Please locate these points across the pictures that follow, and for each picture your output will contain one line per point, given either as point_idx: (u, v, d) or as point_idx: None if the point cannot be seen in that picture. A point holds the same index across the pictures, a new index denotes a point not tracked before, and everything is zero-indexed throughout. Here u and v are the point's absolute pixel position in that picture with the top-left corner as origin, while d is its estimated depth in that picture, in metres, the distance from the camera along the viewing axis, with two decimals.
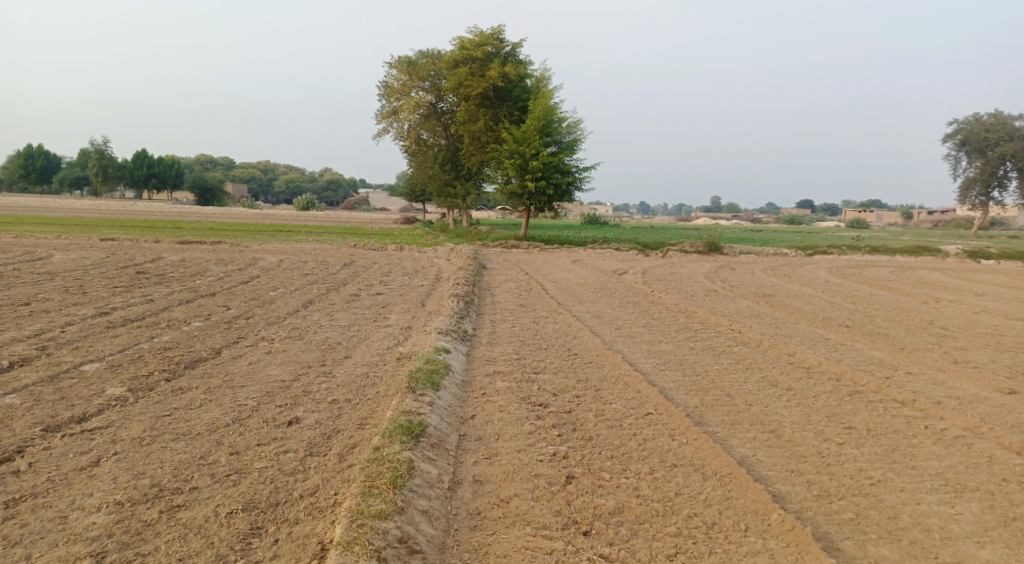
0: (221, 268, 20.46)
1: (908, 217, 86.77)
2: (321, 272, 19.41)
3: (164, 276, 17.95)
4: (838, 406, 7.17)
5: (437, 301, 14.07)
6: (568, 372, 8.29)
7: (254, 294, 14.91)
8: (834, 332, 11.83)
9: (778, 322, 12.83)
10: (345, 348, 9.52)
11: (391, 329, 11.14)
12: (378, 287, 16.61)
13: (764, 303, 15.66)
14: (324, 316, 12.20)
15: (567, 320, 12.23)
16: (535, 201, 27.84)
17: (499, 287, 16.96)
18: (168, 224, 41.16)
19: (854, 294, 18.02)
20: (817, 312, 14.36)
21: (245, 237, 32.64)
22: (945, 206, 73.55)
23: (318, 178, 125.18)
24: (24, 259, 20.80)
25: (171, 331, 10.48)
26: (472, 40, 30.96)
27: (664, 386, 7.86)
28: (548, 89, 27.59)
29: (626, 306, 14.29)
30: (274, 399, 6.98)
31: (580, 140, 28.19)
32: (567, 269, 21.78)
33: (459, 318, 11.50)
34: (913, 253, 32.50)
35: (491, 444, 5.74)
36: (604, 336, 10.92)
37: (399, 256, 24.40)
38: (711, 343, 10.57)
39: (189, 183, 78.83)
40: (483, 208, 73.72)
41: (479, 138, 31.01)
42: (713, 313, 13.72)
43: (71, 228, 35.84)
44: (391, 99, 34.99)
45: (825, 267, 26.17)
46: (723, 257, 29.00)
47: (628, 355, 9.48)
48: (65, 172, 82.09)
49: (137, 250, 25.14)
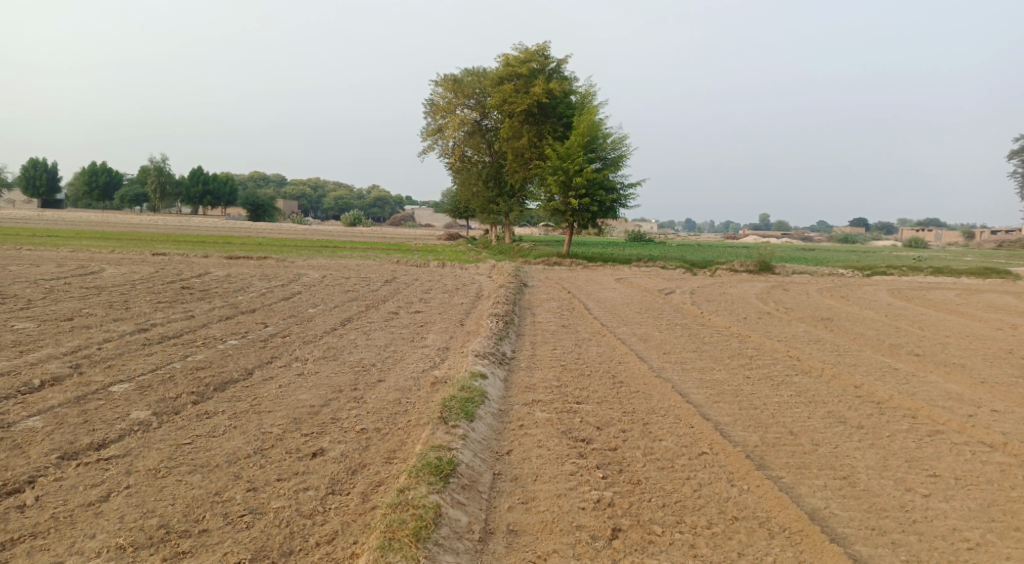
0: (265, 283, 20.41)
1: (969, 237, 83.75)
2: (363, 289, 19.18)
3: (208, 292, 17.91)
4: (915, 450, 6.49)
5: (477, 320, 13.63)
6: (613, 402, 7.73)
7: (293, 311, 14.69)
8: (902, 361, 11.08)
9: (839, 349, 12.09)
10: (379, 371, 9.14)
11: (428, 350, 10.74)
12: (418, 304, 16.26)
13: (822, 327, 14.88)
14: (361, 335, 11.87)
15: (612, 343, 11.69)
16: (579, 218, 27.33)
17: (541, 306, 16.50)
18: (218, 239, 41.74)
19: (918, 318, 17.09)
20: (880, 338, 13.54)
21: (291, 252, 32.76)
22: (1008, 227, 70.60)
23: (366, 195, 126.81)
24: (75, 273, 21.07)
25: (206, 350, 10.22)
26: (516, 56, 30.80)
27: (719, 420, 7.26)
28: (593, 105, 27.12)
29: (674, 328, 13.67)
30: (301, 426, 6.59)
31: (626, 156, 27.62)
32: (612, 288, 21.17)
33: (498, 339, 11.04)
34: (979, 275, 31.04)
35: (528, 486, 5.27)
36: (651, 361, 10.35)
37: (441, 273, 24.12)
38: (767, 372, 9.92)
39: (242, 199, 80.50)
40: (527, 225, 73.49)
41: (523, 154, 30.70)
42: (768, 338, 13.02)
43: (124, 242, 36.59)
44: (436, 117, 35.09)
45: (885, 289, 25.04)
46: (776, 277, 28.05)
47: (677, 384, 8.90)
48: (125, 189, 84.81)
49: (184, 265, 25.41)
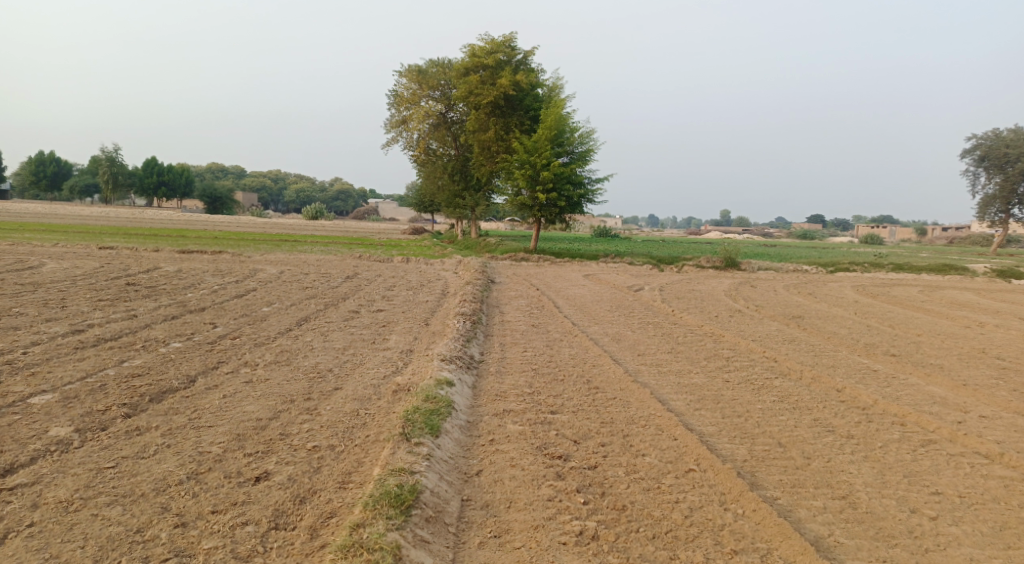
0: (217, 279, 19.43)
1: (921, 233, 85.57)
2: (321, 286, 18.34)
3: (156, 289, 16.92)
4: (913, 463, 6.02)
5: (442, 319, 12.97)
6: (589, 412, 7.15)
7: (246, 310, 13.83)
8: (881, 362, 10.70)
9: (815, 348, 11.71)
10: (335, 377, 8.42)
11: (389, 353, 10.03)
12: (380, 303, 15.50)
13: (795, 326, 14.49)
14: (318, 337, 11.10)
15: (584, 344, 11.10)
16: (546, 213, 26.77)
17: (508, 304, 15.88)
18: (173, 232, 40.34)
19: (889, 316, 16.85)
20: (854, 337, 13.18)
21: (247, 247, 31.68)
22: (959, 227, 72.02)
23: (328, 188, 124.66)
24: (13, 268, 19.84)
25: (145, 355, 9.38)
26: (482, 47, 30.06)
27: (703, 431, 6.71)
28: (560, 98, 26.53)
29: (647, 328, 13.14)
30: (244, 445, 5.89)
31: (593, 150, 27.12)
32: (580, 284, 20.62)
33: (464, 341, 10.38)
34: (940, 271, 31.20)
35: (501, 516, 4.70)
36: (626, 364, 9.79)
37: (404, 268, 23.38)
38: (747, 375, 9.42)
39: (199, 191, 78.30)
40: (492, 220, 72.73)
41: (489, 148, 30.01)
42: (742, 338, 12.59)
43: (73, 236, 35.03)
44: (400, 108, 34.20)
45: (850, 286, 24.93)
46: (742, 273, 27.84)
47: (655, 390, 8.35)
48: (76, 180, 81.90)
49: (133, 259, 24.22)
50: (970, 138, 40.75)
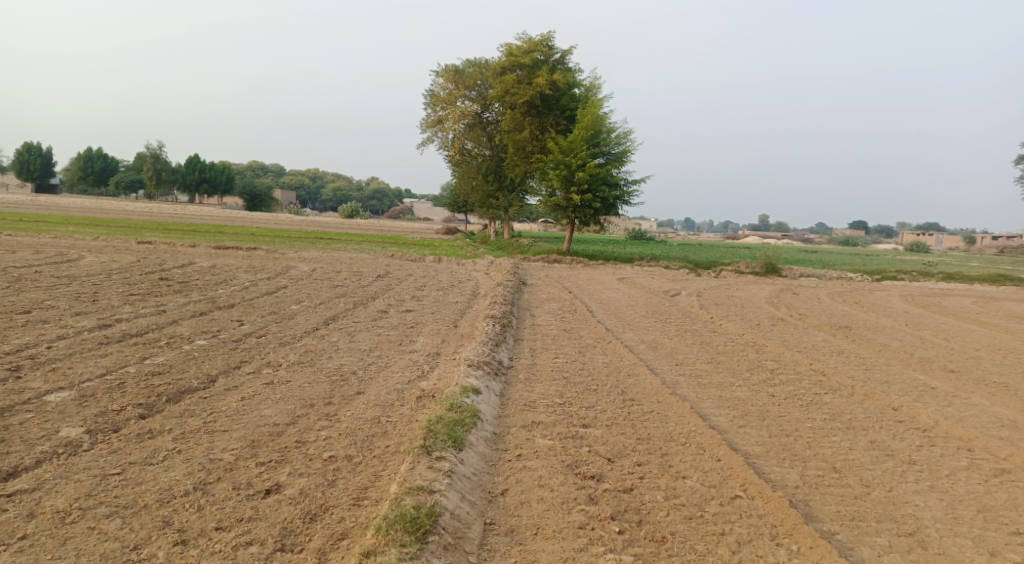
0: (249, 276, 19.32)
1: (969, 242, 83.16)
2: (352, 285, 18.11)
3: (187, 284, 16.83)
4: (985, 497, 5.49)
5: (472, 322, 12.61)
6: (624, 426, 6.71)
7: (274, 308, 13.61)
8: (938, 379, 10.07)
9: (865, 362, 11.11)
10: (359, 381, 8.07)
11: (416, 356, 9.67)
12: (409, 303, 15.18)
13: (842, 337, 13.82)
14: (344, 337, 10.79)
15: (619, 351, 10.63)
16: (581, 214, 26.29)
17: (541, 307, 15.48)
18: (210, 228, 40.72)
19: (941, 328, 16.08)
20: (906, 350, 12.49)
21: (282, 244, 31.71)
22: (1009, 237, 69.67)
23: (365, 187, 125.49)
24: (51, 260, 20.01)
25: (167, 352, 9.13)
26: (519, 46, 29.70)
27: (748, 453, 6.23)
28: (597, 98, 26.04)
29: (684, 335, 12.62)
30: (257, 453, 5.56)
31: (630, 151, 26.57)
32: (616, 288, 20.12)
33: (494, 345, 10.00)
34: (993, 282, 30.01)
35: (528, 546, 4.33)
36: (663, 374, 9.30)
37: (437, 268, 23.10)
38: (793, 390, 8.87)
39: (239, 188, 79.27)
40: (527, 221, 72.38)
41: (524, 148, 29.61)
42: (786, 348, 12.02)
43: (113, 229, 35.43)
44: (436, 108, 33.99)
45: (897, 295, 24.03)
46: (784, 280, 27.05)
47: (694, 403, 7.86)
48: (121, 175, 83.55)
49: (168, 254, 24.29)
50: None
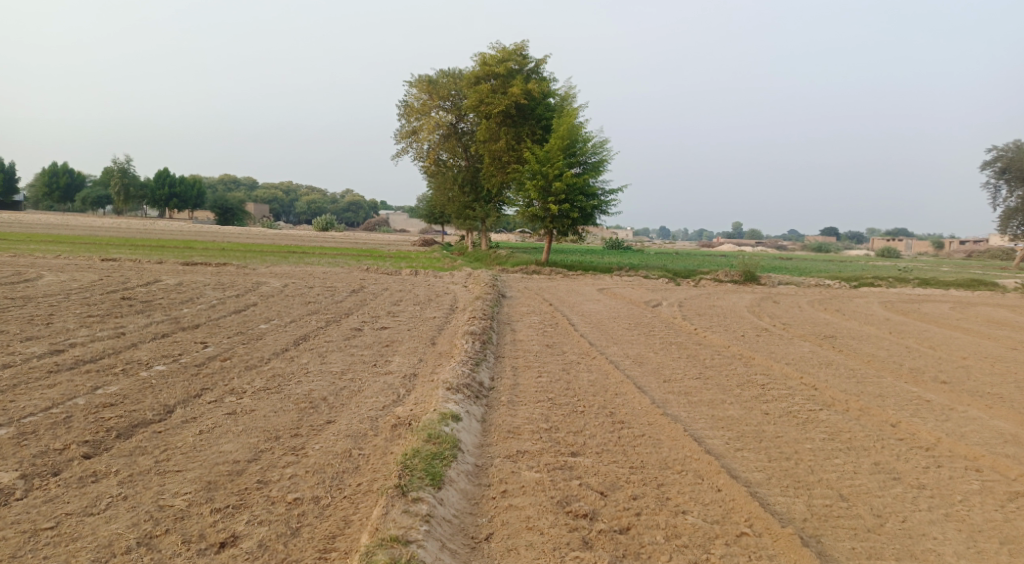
0: (217, 293, 18.63)
1: (939, 246, 84.25)
2: (325, 301, 17.50)
3: (151, 303, 16.14)
4: (1004, 527, 5.12)
5: (449, 339, 12.09)
6: (615, 453, 6.27)
7: (242, 328, 12.98)
8: (933, 391, 9.76)
9: (856, 374, 10.78)
10: (329, 409, 7.52)
11: (390, 378, 9.14)
12: (384, 319, 14.63)
13: (829, 347, 13.51)
14: (314, 359, 10.22)
15: (604, 368, 10.18)
16: (558, 224, 25.90)
17: (520, 321, 15.01)
18: (179, 244, 39.62)
19: (926, 336, 15.86)
20: (895, 360, 12.18)
21: (253, 258, 30.96)
22: (977, 241, 70.73)
23: (340, 200, 124.40)
24: (7, 281, 19.15)
25: (122, 380, 8.50)
26: (494, 56, 29.31)
27: (749, 481, 5.81)
28: (573, 107, 25.71)
29: (669, 348, 12.23)
30: (213, 497, 5.02)
31: (607, 161, 26.25)
32: (595, 299, 19.71)
33: (474, 364, 9.50)
34: (969, 286, 30.09)
35: None
36: (651, 392, 8.86)
37: (412, 282, 22.56)
38: (787, 407, 8.47)
39: (210, 203, 77.97)
40: (503, 232, 71.92)
41: (500, 158, 29.19)
42: (774, 360, 11.65)
43: (78, 247, 34.36)
44: (410, 119, 33.50)
45: (877, 302, 23.90)
46: (763, 288, 26.85)
47: (687, 425, 7.42)
48: (88, 191, 81.84)
49: (133, 272, 23.48)
50: (994, 149, 39.61)
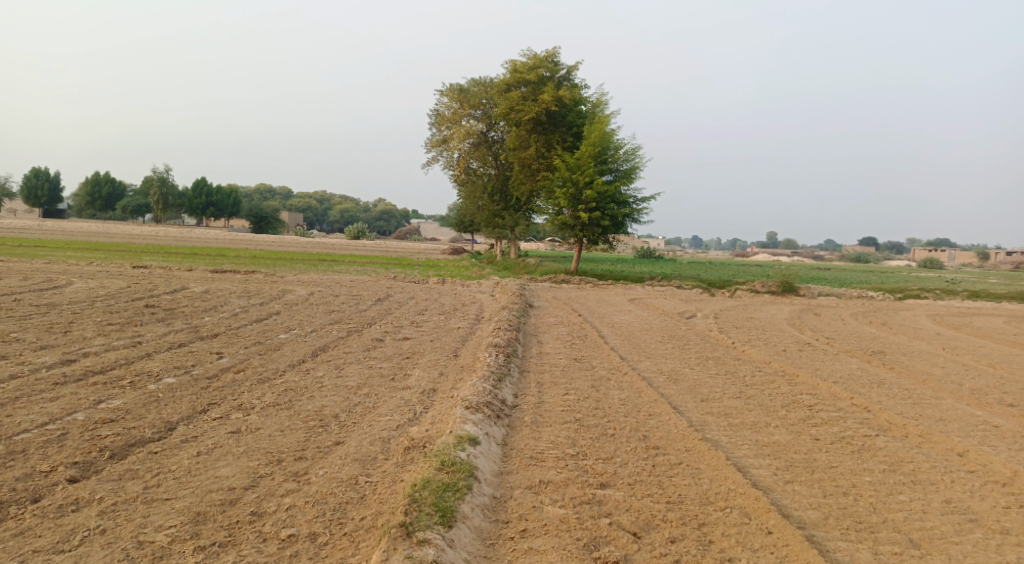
0: (241, 301, 18.31)
1: (984, 258, 81.70)
2: (349, 310, 17.06)
3: (173, 311, 15.83)
4: None
5: (473, 351, 11.52)
6: (649, 486, 5.66)
7: (260, 337, 12.53)
8: (998, 415, 8.96)
9: (911, 394, 10.01)
10: (339, 428, 6.98)
11: (408, 394, 8.57)
12: (407, 330, 14.10)
13: (878, 364, 12.66)
14: (330, 372, 9.71)
15: (636, 385, 9.52)
16: (589, 233, 25.26)
17: (548, 332, 14.41)
18: (212, 252, 39.66)
19: (980, 352, 14.93)
20: (952, 379, 11.32)
21: (282, 267, 30.76)
22: (1023, 252, 68.50)
23: (373, 209, 125.00)
24: (35, 287, 19.07)
25: (127, 394, 8.05)
26: (524, 63, 28.88)
27: (803, 521, 5.18)
28: (605, 114, 25.12)
29: (707, 364, 11.53)
30: (200, 532, 4.54)
31: (639, 168, 25.59)
32: (627, 310, 19.04)
33: (497, 381, 8.93)
34: (1021, 300, 28.75)
35: None
36: (688, 414, 8.17)
37: (439, 291, 22.10)
38: (839, 432, 7.76)
39: (245, 211, 78.70)
40: (534, 241, 71.35)
41: (530, 165, 28.67)
42: (820, 378, 10.92)
43: (111, 254, 34.52)
44: (441, 127, 33.20)
45: (925, 315, 22.84)
46: (802, 300, 25.89)
47: (729, 451, 6.76)
48: (127, 199, 83.18)
49: (161, 279, 23.33)
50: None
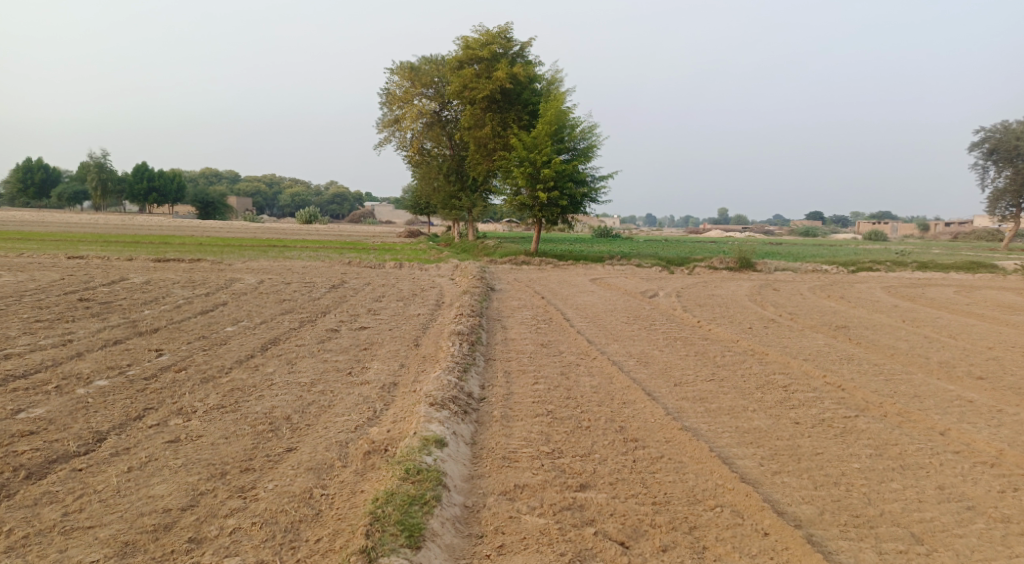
0: (185, 292, 17.35)
1: (925, 230, 83.88)
2: (301, 298, 16.28)
3: (111, 304, 14.86)
4: None
5: (434, 340, 10.96)
6: (632, 484, 5.24)
7: (205, 331, 11.75)
8: (972, 389, 8.79)
9: (882, 370, 9.80)
10: (291, 433, 6.37)
11: (366, 390, 7.98)
12: (363, 318, 13.45)
13: (844, 339, 12.46)
14: (281, 368, 9.06)
15: (607, 370, 9.10)
16: (547, 213, 24.80)
17: (511, 316, 13.93)
18: (156, 240, 37.99)
19: (940, 324, 14.95)
20: (920, 353, 11.17)
21: (230, 254, 29.59)
22: (963, 223, 70.32)
23: (324, 192, 122.57)
24: None
25: (51, 400, 7.29)
26: (477, 39, 28.07)
27: (798, 519, 4.82)
28: (560, 91, 24.56)
29: (675, 345, 11.19)
30: None
31: (596, 146, 25.17)
32: (589, 290, 18.67)
33: (461, 372, 8.40)
34: (969, 270, 29.27)
35: None
36: (663, 401, 7.77)
37: (396, 275, 21.44)
38: (819, 414, 7.44)
39: (191, 197, 76.25)
40: (490, 223, 70.74)
41: (486, 145, 28.02)
42: (790, 356, 10.67)
43: (48, 244, 32.84)
44: (393, 107, 32.23)
45: (880, 287, 23.00)
46: (760, 275, 25.90)
47: (711, 441, 6.37)
48: (65, 187, 79.79)
49: (99, 270, 22.13)
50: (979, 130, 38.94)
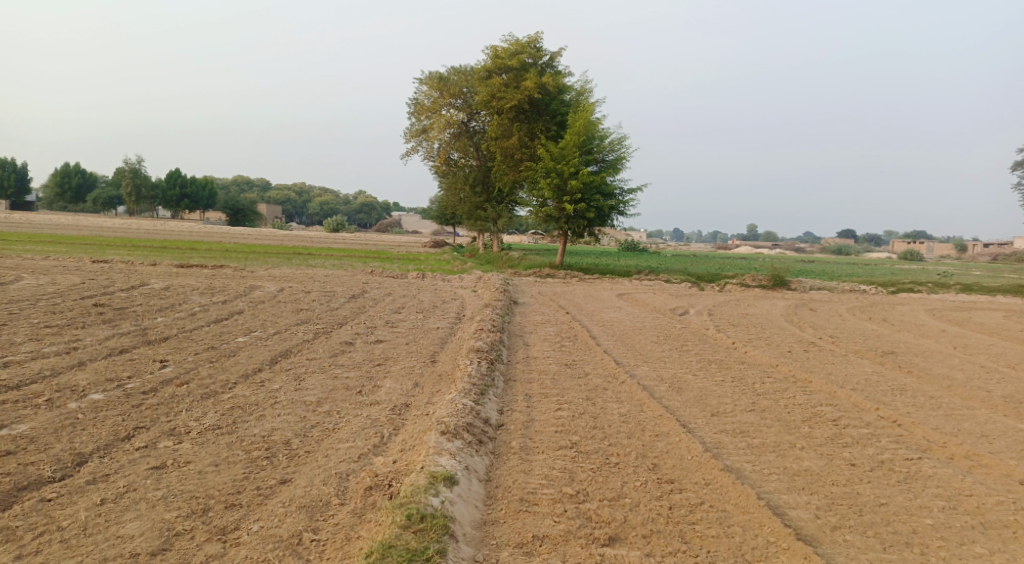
0: (202, 299, 16.91)
1: (962, 250, 81.80)
2: (319, 308, 15.74)
3: (124, 310, 14.44)
4: None
5: (453, 357, 10.33)
6: (668, 541, 4.62)
7: (215, 341, 11.22)
8: None
9: (939, 404, 8.98)
10: (289, 460, 5.75)
11: (376, 412, 7.35)
12: (381, 331, 12.86)
13: (893, 367, 11.59)
14: (288, 384, 8.47)
15: (638, 396, 8.40)
16: (574, 226, 24.15)
17: (535, 332, 13.26)
18: (183, 245, 37.96)
19: (993, 352, 14.00)
20: (978, 385, 10.30)
21: (253, 261, 29.23)
22: (1002, 245, 68.28)
23: (352, 201, 123.01)
24: None
25: (38, 416, 6.76)
26: (506, 48, 27.59)
27: None
28: (590, 101, 23.93)
29: (710, 369, 10.45)
30: None
31: (626, 158, 24.50)
32: (616, 306, 17.97)
33: (479, 395, 7.74)
34: (1015, 293, 28.00)
35: None
36: (700, 433, 7.06)
37: (418, 286, 20.89)
38: (876, 455, 6.68)
39: (221, 203, 76.72)
40: (516, 235, 70.12)
41: (513, 155, 27.46)
42: (835, 384, 9.88)
43: (77, 247, 32.79)
44: (420, 117, 31.85)
45: (923, 309, 21.99)
46: (795, 294, 25.00)
47: (757, 484, 5.67)
48: (99, 192, 80.76)
49: (120, 274, 21.83)
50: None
